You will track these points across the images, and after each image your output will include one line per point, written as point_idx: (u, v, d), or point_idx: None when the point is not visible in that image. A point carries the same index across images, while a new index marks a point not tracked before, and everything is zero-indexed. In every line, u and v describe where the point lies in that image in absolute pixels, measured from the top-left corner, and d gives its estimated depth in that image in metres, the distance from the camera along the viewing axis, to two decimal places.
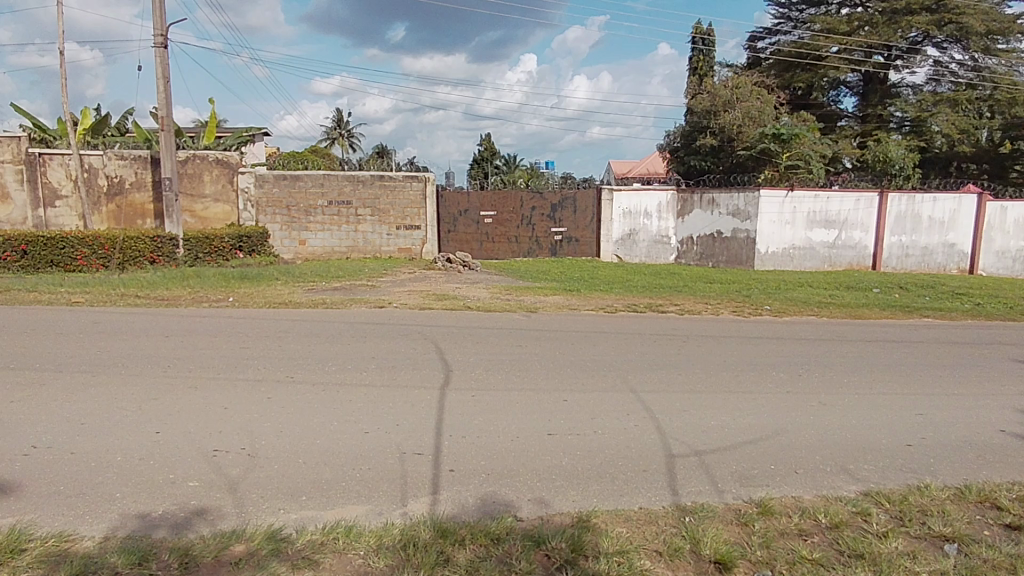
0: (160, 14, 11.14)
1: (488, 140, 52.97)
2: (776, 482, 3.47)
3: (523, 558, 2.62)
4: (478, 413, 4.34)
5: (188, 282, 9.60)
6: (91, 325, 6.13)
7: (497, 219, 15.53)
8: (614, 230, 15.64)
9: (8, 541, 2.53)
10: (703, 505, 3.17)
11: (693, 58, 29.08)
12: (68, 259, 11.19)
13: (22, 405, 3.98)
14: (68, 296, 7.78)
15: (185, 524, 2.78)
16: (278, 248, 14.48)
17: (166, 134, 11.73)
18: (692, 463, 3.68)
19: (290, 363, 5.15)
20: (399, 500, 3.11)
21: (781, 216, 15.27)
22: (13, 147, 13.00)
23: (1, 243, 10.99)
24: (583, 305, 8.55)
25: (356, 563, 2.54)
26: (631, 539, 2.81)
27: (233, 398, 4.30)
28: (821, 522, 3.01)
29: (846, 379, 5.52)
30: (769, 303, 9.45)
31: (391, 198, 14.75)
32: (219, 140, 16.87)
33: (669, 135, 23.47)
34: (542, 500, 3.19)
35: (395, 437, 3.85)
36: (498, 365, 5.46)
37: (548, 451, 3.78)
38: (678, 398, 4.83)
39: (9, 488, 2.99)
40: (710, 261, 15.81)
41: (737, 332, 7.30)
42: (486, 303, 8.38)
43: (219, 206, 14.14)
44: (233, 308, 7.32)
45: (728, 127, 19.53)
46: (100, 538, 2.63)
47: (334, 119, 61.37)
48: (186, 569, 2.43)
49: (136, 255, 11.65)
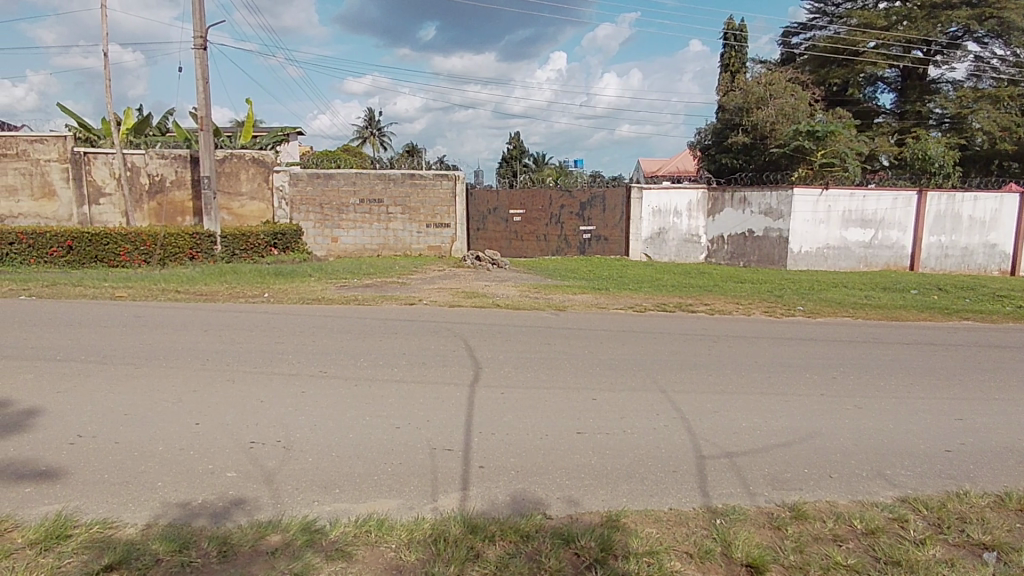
0: (199, 15, 11.39)
1: (516, 139, 53.05)
2: (811, 486, 3.41)
3: (552, 556, 2.62)
4: (507, 411, 4.35)
5: (225, 278, 9.82)
6: (133, 319, 6.35)
7: (526, 217, 15.54)
8: (643, 229, 15.49)
9: (54, 526, 2.63)
10: (734, 508, 3.12)
11: (725, 54, 28.60)
12: (112, 254, 11.54)
13: (69, 395, 4.13)
14: (112, 291, 8.08)
15: (224, 514, 2.85)
16: (312, 245, 14.73)
17: (205, 134, 11.99)
18: (723, 465, 3.63)
19: (323, 358, 5.25)
20: (429, 495, 3.14)
21: (815, 215, 14.95)
22: (60, 147, 13.56)
23: (49, 239, 11.41)
24: (611, 304, 8.49)
25: (388, 556, 2.58)
26: (661, 539, 2.80)
27: (269, 392, 4.40)
28: (856, 528, 2.95)
29: (883, 383, 5.37)
30: (802, 303, 9.26)
31: (421, 197, 14.87)
32: (256, 139, 17.22)
33: (700, 133, 23.15)
34: (572, 499, 3.18)
35: (426, 433, 3.89)
36: (527, 363, 5.47)
37: (577, 450, 3.77)
38: (710, 399, 4.77)
39: (56, 475, 3.11)
40: (742, 261, 15.56)
41: (770, 332, 7.18)
42: (515, 302, 8.39)
43: (255, 203, 14.41)
44: (270, 304, 7.48)
45: (761, 125, 19.14)
46: (142, 526, 2.71)
47: (365, 118, 62.16)
48: (225, 558, 2.49)
49: (176, 251, 12.00)
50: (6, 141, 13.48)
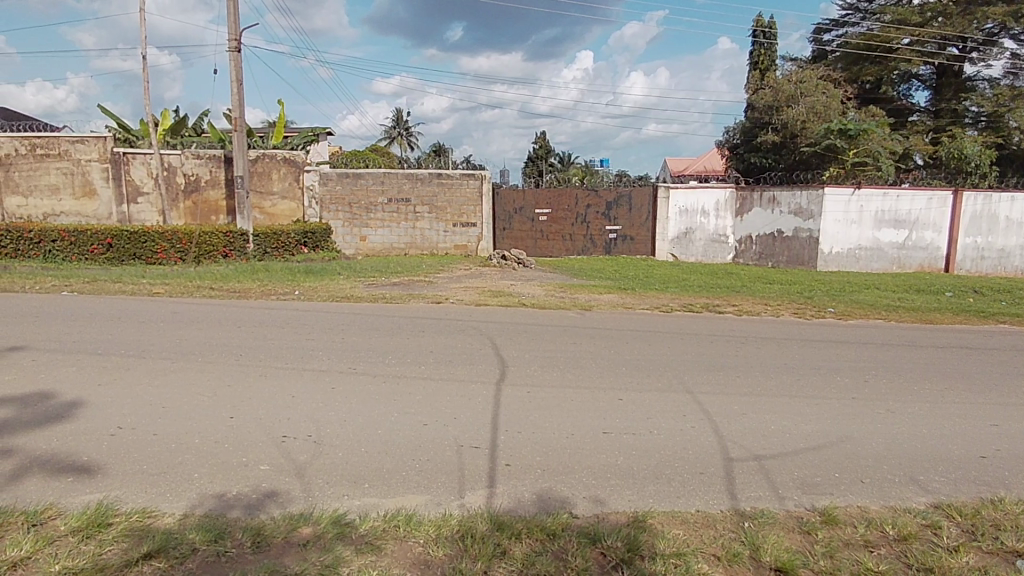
0: (234, 19, 11.63)
1: (542, 139, 53.01)
2: (842, 492, 3.34)
3: (579, 555, 2.62)
4: (534, 410, 4.35)
5: (257, 275, 10.01)
6: (170, 314, 6.52)
7: (553, 216, 15.53)
8: (670, 229, 15.35)
9: (95, 515, 2.72)
10: (763, 511, 3.09)
11: (754, 52, 28.20)
12: (149, 252, 11.84)
13: (110, 387, 4.27)
14: (150, 287, 8.31)
15: (258, 505, 2.92)
16: (341, 243, 14.92)
17: (239, 134, 12.23)
18: (751, 467, 3.59)
19: (352, 355, 5.33)
20: (457, 492, 3.16)
21: (846, 215, 14.66)
22: (100, 147, 13.99)
23: (90, 237, 11.76)
24: (638, 304, 8.43)
25: (416, 551, 2.61)
26: (688, 541, 2.78)
27: (301, 387, 4.49)
28: (888, 534, 2.89)
29: (918, 387, 5.25)
30: (832, 305, 9.06)
31: (448, 196, 14.96)
32: (287, 139, 17.52)
33: (728, 131, 22.85)
34: (598, 498, 3.18)
35: (453, 430, 3.92)
36: (553, 362, 5.47)
37: (603, 450, 3.76)
38: (739, 401, 4.72)
39: (98, 465, 3.22)
40: (770, 261, 15.31)
41: (799, 334, 7.07)
42: (541, 301, 8.38)
43: (287, 203, 14.67)
44: (301, 301, 7.62)
45: (791, 123, 18.80)
46: (179, 515, 2.79)
47: (393, 119, 62.82)
48: (259, 548, 2.55)
49: (210, 249, 12.25)
50: (48, 142, 13.96)
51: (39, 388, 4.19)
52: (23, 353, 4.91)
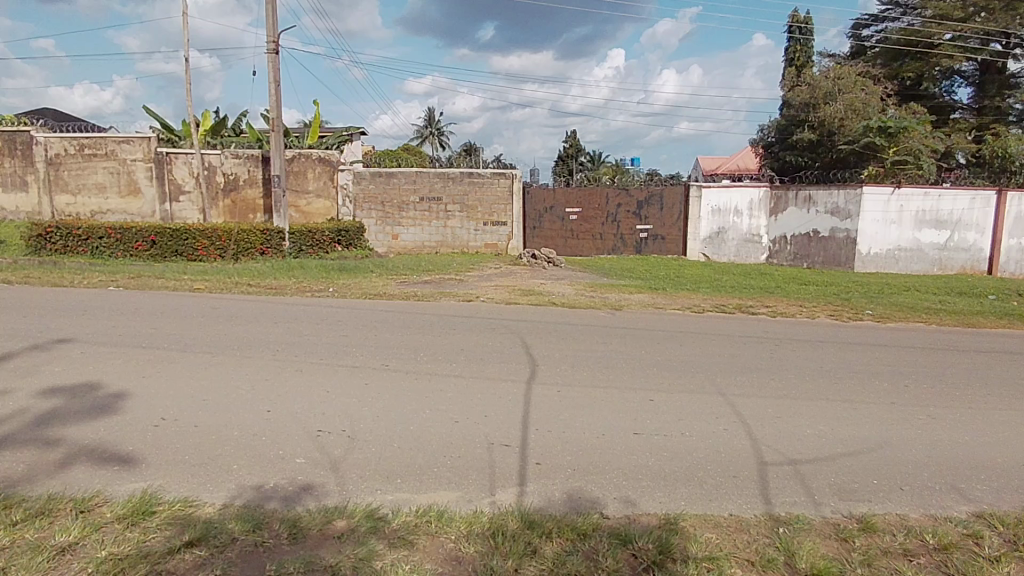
0: (272, 21, 11.86)
1: (572, 138, 52.86)
2: (880, 498, 3.26)
3: (609, 556, 2.61)
4: (565, 409, 4.35)
5: (293, 272, 10.21)
6: (210, 309, 6.71)
7: (583, 215, 15.46)
8: (701, 229, 15.14)
9: (140, 503, 2.81)
10: (798, 516, 3.03)
11: (790, 48, 27.68)
12: (191, 249, 12.15)
13: (153, 379, 4.41)
14: (190, 283, 8.54)
15: (294, 497, 2.98)
16: (373, 241, 15.11)
17: (276, 134, 12.47)
18: (786, 472, 3.52)
19: (385, 352, 5.39)
20: (488, 489, 3.18)
21: (885, 215, 14.31)
22: (144, 147, 14.50)
23: (134, 234, 12.09)
24: (670, 304, 8.34)
25: (448, 547, 2.63)
26: (721, 546, 2.74)
27: (335, 382, 4.56)
28: (928, 543, 2.81)
29: (960, 393, 5.07)
30: (871, 308, 8.82)
31: (479, 195, 15.02)
32: (321, 139, 17.82)
33: (763, 129, 22.41)
34: (628, 499, 3.16)
35: (484, 428, 3.93)
36: (584, 361, 5.46)
37: (634, 451, 3.74)
38: (773, 404, 4.64)
39: (142, 455, 3.32)
40: (806, 262, 14.98)
41: (836, 337, 6.90)
42: (571, 300, 8.35)
43: (321, 201, 15.06)
44: (336, 298, 7.76)
45: (828, 121, 18.35)
46: (219, 505, 2.87)
47: (425, 118, 63.42)
48: (295, 540, 2.60)
49: (248, 247, 12.52)
50: (96, 142, 14.50)
51: (88, 379, 4.36)
52: (73, 345, 5.12)
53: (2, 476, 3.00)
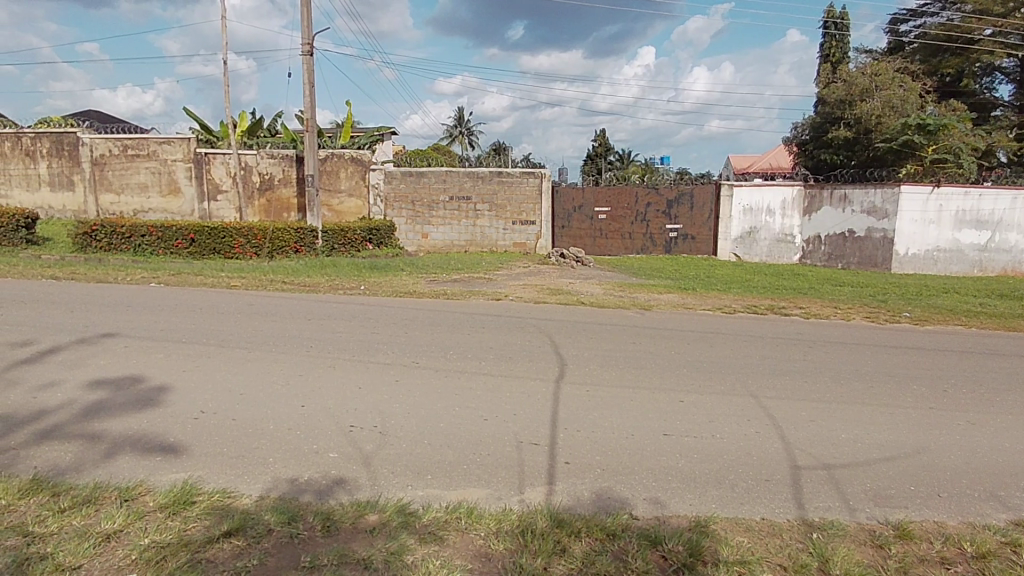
0: (307, 23, 12.05)
1: (601, 137, 52.57)
2: (917, 505, 3.18)
3: (639, 557, 2.60)
4: (594, 409, 4.34)
5: (326, 270, 10.39)
6: (246, 306, 6.87)
7: (612, 215, 15.38)
8: (732, 228, 14.92)
9: (181, 493, 2.89)
10: (833, 522, 2.97)
11: (825, 44, 27.11)
12: (228, 247, 12.43)
13: (193, 373, 4.54)
14: (228, 280, 8.75)
15: (328, 491, 3.04)
16: (403, 240, 15.28)
17: (310, 134, 12.69)
18: (821, 477, 3.46)
19: (415, 349, 5.45)
20: (517, 487, 3.20)
21: (924, 214, 13.96)
22: (184, 148, 14.91)
23: (174, 231, 12.39)
24: (700, 304, 8.26)
25: (477, 544, 2.65)
26: (753, 550, 2.71)
27: (367, 379, 4.63)
28: (966, 551, 2.73)
29: (1003, 398, 4.90)
30: (908, 310, 8.58)
31: (508, 194, 15.04)
32: (353, 139, 18.08)
33: (796, 126, 21.97)
34: (658, 500, 3.14)
35: (513, 426, 3.95)
36: (614, 361, 5.44)
37: (664, 451, 3.72)
38: (807, 407, 4.56)
39: (182, 447, 3.42)
40: (840, 262, 14.64)
41: (871, 339, 6.74)
42: (599, 300, 8.32)
43: (353, 200, 15.29)
44: (368, 296, 7.88)
45: (864, 118, 17.90)
46: (256, 497, 2.94)
47: (454, 118, 63.81)
48: (329, 532, 2.66)
49: (282, 245, 12.76)
50: (138, 143, 14.96)
51: (132, 372, 4.51)
52: (117, 339, 5.30)
53: (52, 465, 3.13)
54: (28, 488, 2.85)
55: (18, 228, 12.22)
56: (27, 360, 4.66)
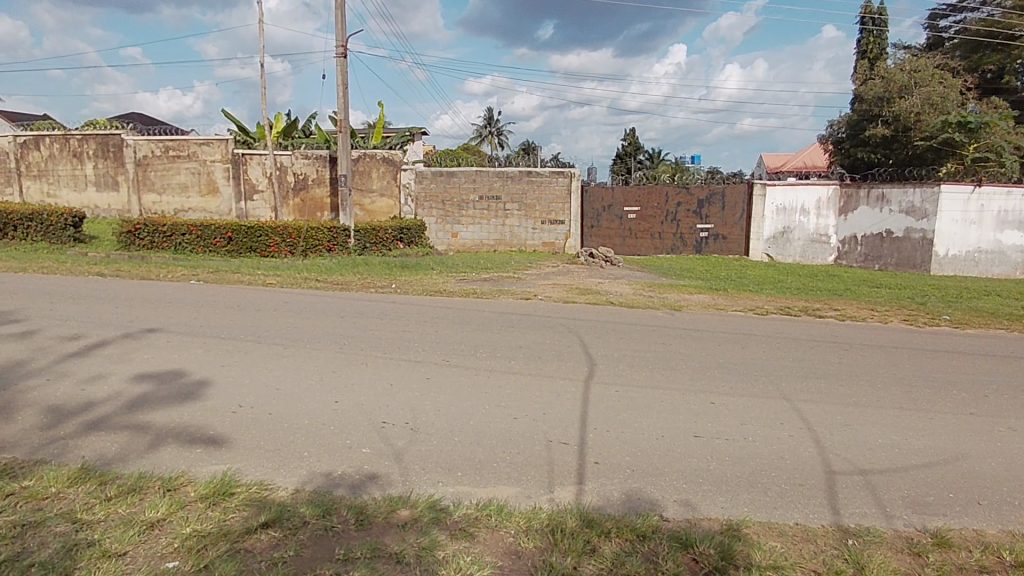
0: (341, 26, 12.23)
1: (631, 136, 52.15)
2: (957, 513, 3.09)
3: (670, 559, 2.58)
4: (623, 409, 4.32)
5: (358, 269, 10.53)
6: (281, 303, 7.02)
7: (642, 214, 15.27)
8: (765, 228, 14.67)
9: (220, 484, 2.97)
10: (869, 529, 2.91)
11: (862, 40, 26.47)
12: (264, 246, 12.69)
13: (231, 368, 4.66)
14: (264, 278, 8.94)
15: (361, 486, 3.09)
16: (433, 239, 15.41)
17: (343, 135, 12.88)
18: (856, 482, 3.38)
19: (445, 347, 5.50)
20: (547, 486, 3.20)
21: (965, 215, 13.57)
22: (223, 149, 15.29)
23: (212, 231, 12.68)
24: (731, 305, 8.15)
25: (507, 541, 2.67)
26: (786, 555, 2.67)
27: (397, 376, 4.69)
28: (1006, 560, 2.64)
29: None
30: (948, 312, 8.33)
31: (537, 194, 15.03)
32: (384, 139, 18.29)
33: (831, 124, 21.46)
34: (688, 502, 3.12)
35: (543, 425, 3.96)
36: (644, 361, 5.40)
37: (695, 454, 3.68)
38: (842, 411, 4.46)
39: (221, 439, 3.51)
40: (877, 263, 14.25)
41: (910, 343, 6.56)
42: (630, 299, 8.28)
43: (385, 200, 15.49)
44: (400, 294, 7.98)
45: (903, 115, 17.41)
46: (292, 490, 3.01)
47: (484, 119, 64.10)
48: (362, 526, 2.70)
49: (316, 244, 12.99)
50: (179, 145, 15.40)
51: (174, 366, 4.65)
52: (159, 334, 5.46)
53: (99, 454, 3.25)
54: (77, 477, 2.97)
55: (66, 227, 12.66)
56: (76, 353, 4.85)
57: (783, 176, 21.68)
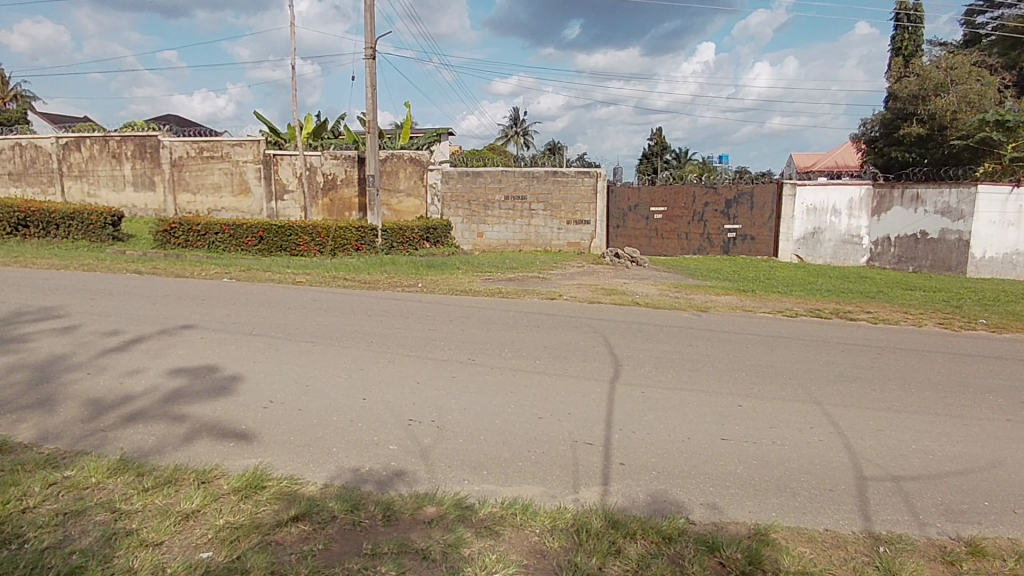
0: (370, 28, 12.38)
1: (657, 135, 51.71)
2: (993, 521, 3.00)
3: (696, 562, 2.56)
4: (649, 410, 4.30)
5: (385, 268, 10.66)
6: (311, 301, 7.14)
7: (668, 214, 15.14)
8: (795, 229, 14.44)
9: (252, 478, 3.04)
10: (901, 536, 2.85)
11: (895, 37, 25.85)
12: (294, 244, 12.89)
13: (261, 365, 4.75)
14: (294, 276, 9.10)
15: (388, 482, 3.13)
16: (459, 239, 15.49)
17: (372, 136, 13.04)
18: (888, 489, 3.31)
19: (471, 346, 5.54)
20: (572, 486, 3.21)
21: (1003, 216, 13.15)
22: (254, 150, 15.61)
23: (244, 230, 12.92)
24: (760, 307, 8.05)
25: (532, 540, 2.68)
26: (816, 560, 2.63)
27: (424, 375, 4.74)
28: None
29: None
30: (985, 316, 8.08)
31: (563, 194, 15.00)
32: (411, 140, 18.45)
33: (864, 122, 20.99)
34: (715, 505, 3.09)
35: (568, 425, 3.96)
36: (670, 363, 5.36)
37: (721, 457, 3.64)
38: (874, 416, 4.37)
39: (252, 434, 3.59)
40: (911, 265, 13.89)
41: (946, 347, 6.38)
42: (655, 300, 8.24)
43: (411, 200, 15.62)
44: (426, 294, 8.05)
45: (939, 114, 16.95)
46: (321, 484, 3.06)
47: (510, 119, 64.26)
48: (389, 522, 2.74)
49: (344, 243, 13.16)
50: (212, 145, 15.75)
51: (208, 362, 4.76)
52: (193, 330, 5.60)
53: (137, 446, 3.35)
54: (115, 467, 3.06)
55: (105, 225, 13.05)
56: (116, 348, 5.00)
57: (813, 176, 20.64)
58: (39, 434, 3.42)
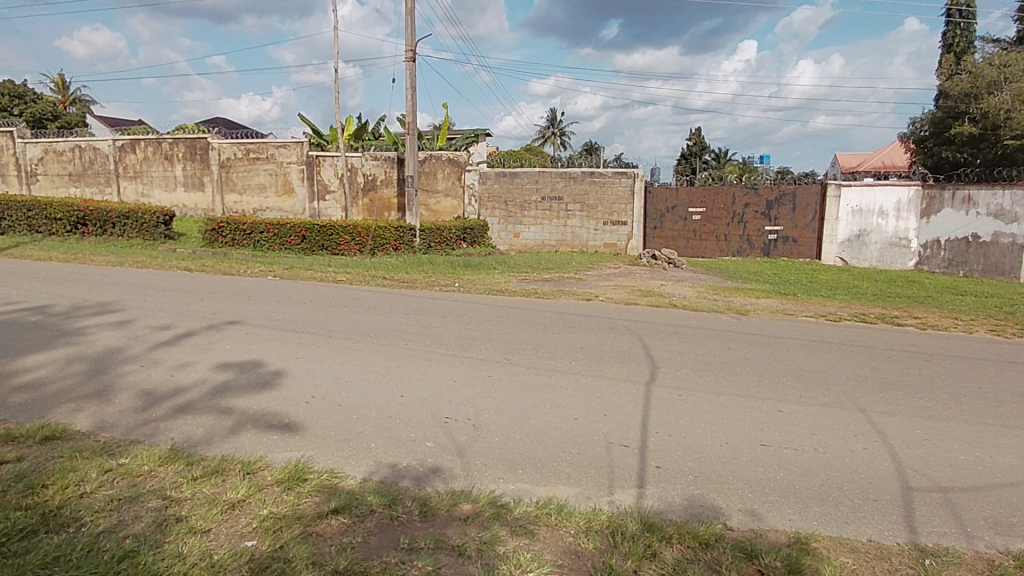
0: (410, 30, 12.54)
1: (696, 135, 50.90)
2: None
3: (734, 568, 2.53)
4: (686, 414, 4.24)
5: (424, 267, 10.80)
6: (351, 299, 7.29)
7: (707, 215, 14.91)
8: (839, 231, 14.10)
9: (294, 470, 3.14)
10: (948, 549, 2.75)
11: (946, 34, 24.92)
12: (334, 244, 13.15)
13: (304, 360, 4.88)
14: (336, 275, 9.31)
15: (425, 478, 3.19)
16: (496, 239, 15.56)
17: (411, 137, 13.22)
18: (935, 500, 3.20)
19: (506, 346, 5.57)
20: (607, 488, 3.20)
21: None
22: (298, 151, 16.01)
23: (288, 229, 13.26)
24: (801, 310, 7.86)
25: (567, 540, 2.69)
26: (858, 571, 2.56)
27: (460, 373, 4.79)
28: None
29: None
30: None
31: (600, 194, 14.93)
32: (449, 141, 18.64)
33: (914, 120, 20.27)
34: (754, 512, 3.04)
35: (602, 427, 3.95)
36: (708, 366, 5.29)
37: (760, 462, 3.58)
38: (923, 425, 4.22)
39: (295, 427, 3.69)
40: (962, 270, 13.30)
41: (1000, 355, 6.11)
42: (694, 302, 8.14)
43: (449, 200, 15.75)
44: (464, 293, 8.14)
45: (992, 113, 15.95)
46: (360, 479, 3.13)
47: (547, 120, 64.14)
48: (426, 517, 2.78)
49: (383, 242, 13.36)
50: (258, 147, 16.22)
51: (253, 357, 4.91)
52: (239, 326, 5.78)
53: (186, 437, 3.49)
54: (166, 456, 3.20)
55: (158, 224, 13.55)
56: (167, 342, 5.21)
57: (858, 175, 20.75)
58: (97, 423, 3.59)
